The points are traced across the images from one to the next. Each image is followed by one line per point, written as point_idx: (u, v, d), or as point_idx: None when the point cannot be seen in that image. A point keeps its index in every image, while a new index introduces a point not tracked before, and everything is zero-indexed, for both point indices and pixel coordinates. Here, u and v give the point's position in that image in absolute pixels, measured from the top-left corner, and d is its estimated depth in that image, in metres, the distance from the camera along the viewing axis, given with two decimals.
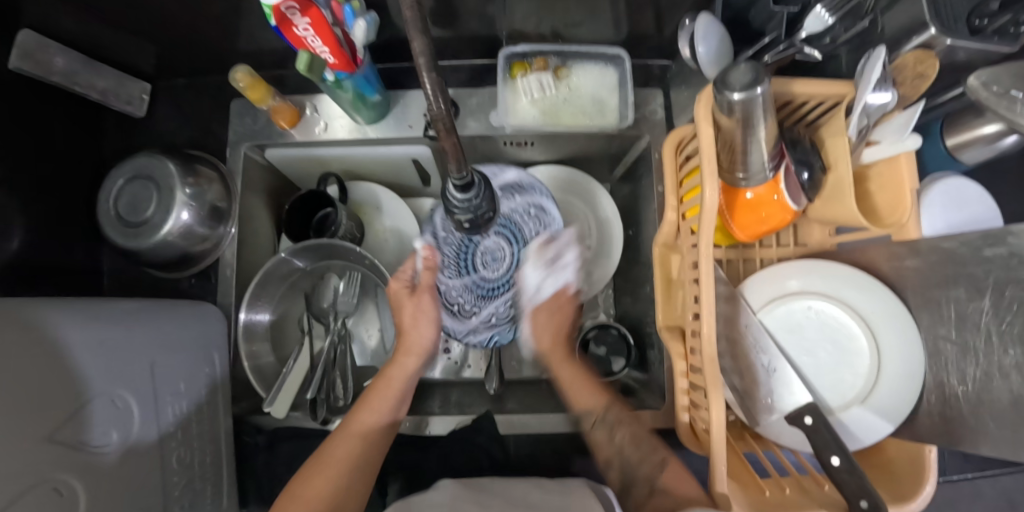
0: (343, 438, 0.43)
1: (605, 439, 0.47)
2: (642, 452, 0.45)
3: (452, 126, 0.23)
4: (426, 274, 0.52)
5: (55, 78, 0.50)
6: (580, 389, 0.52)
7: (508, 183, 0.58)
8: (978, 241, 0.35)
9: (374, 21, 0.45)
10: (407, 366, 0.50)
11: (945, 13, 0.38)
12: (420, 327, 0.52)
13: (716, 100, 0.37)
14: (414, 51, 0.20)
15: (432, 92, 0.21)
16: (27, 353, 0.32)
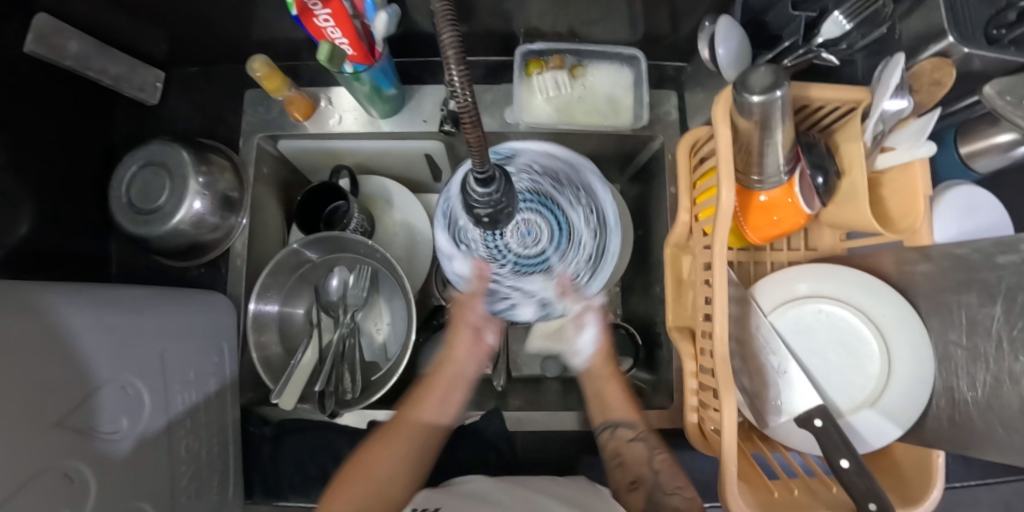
0: (401, 424, 0.47)
1: (640, 455, 0.47)
2: (675, 480, 0.44)
3: (478, 121, 0.19)
4: (477, 282, 0.52)
5: (68, 63, 0.50)
6: (615, 394, 0.52)
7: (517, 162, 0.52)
8: (991, 247, 0.36)
9: (394, 14, 0.44)
10: (461, 364, 0.53)
11: (962, 22, 0.39)
12: (469, 330, 0.54)
13: (734, 101, 0.38)
14: (441, 37, 0.17)
15: (460, 81, 0.18)
16: (39, 337, 0.32)
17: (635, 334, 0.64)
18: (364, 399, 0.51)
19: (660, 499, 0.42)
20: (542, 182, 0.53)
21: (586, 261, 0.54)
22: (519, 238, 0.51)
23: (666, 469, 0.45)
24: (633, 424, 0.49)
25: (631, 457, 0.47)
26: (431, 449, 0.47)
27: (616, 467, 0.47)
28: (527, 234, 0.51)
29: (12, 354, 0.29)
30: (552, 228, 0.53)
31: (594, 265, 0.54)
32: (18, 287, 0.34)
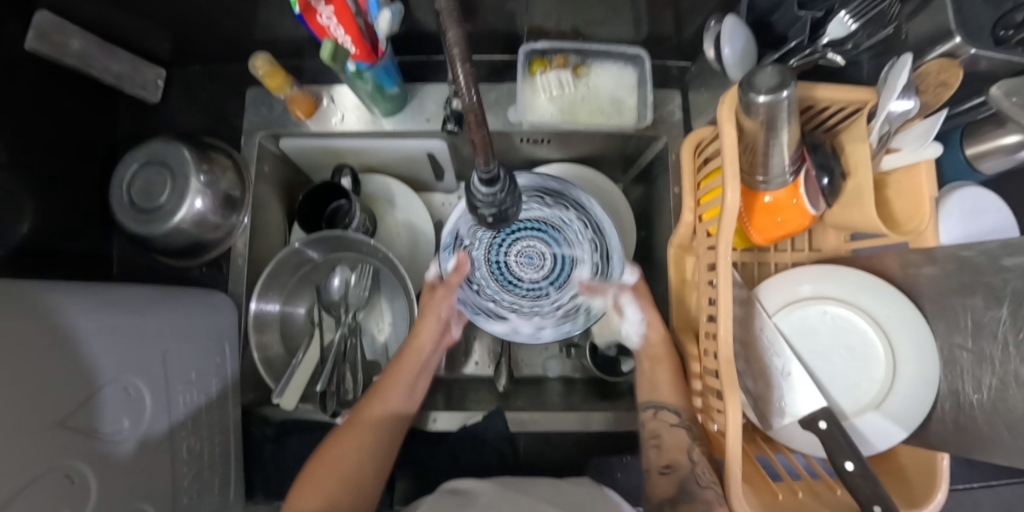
0: (363, 417, 0.46)
1: (680, 444, 0.46)
2: (712, 471, 0.42)
3: (484, 120, 0.21)
4: (455, 276, 0.53)
5: (70, 61, 0.49)
6: (665, 376, 0.50)
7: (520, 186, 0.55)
8: (998, 250, 0.35)
9: (399, 12, 0.43)
10: (420, 351, 0.52)
11: (969, 23, 0.38)
12: (432, 316, 0.53)
13: (739, 101, 0.37)
14: (449, 42, 0.20)
15: (464, 84, 0.20)
16: (40, 336, 0.32)
17: None
18: None
19: (692, 491, 0.42)
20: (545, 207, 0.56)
21: (592, 276, 0.56)
22: (519, 259, 0.58)
23: (703, 460, 0.44)
24: (679, 409, 0.48)
25: (668, 442, 0.47)
26: (395, 436, 0.47)
27: (653, 448, 0.48)
28: (527, 261, 0.58)
29: (13, 354, 0.29)
30: (551, 254, 0.58)
31: (604, 265, 0.56)
32: (17, 287, 0.33)
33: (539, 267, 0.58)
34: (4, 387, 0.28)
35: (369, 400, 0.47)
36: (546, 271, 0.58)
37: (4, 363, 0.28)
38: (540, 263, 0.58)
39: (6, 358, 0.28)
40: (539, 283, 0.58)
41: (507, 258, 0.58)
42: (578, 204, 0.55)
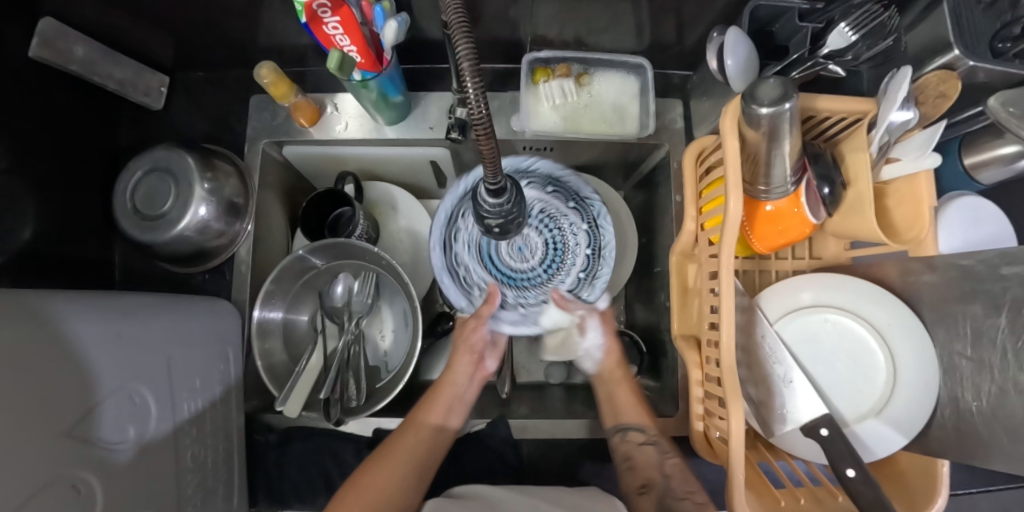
0: (406, 435, 0.48)
1: (650, 461, 0.48)
2: (686, 485, 0.45)
3: (492, 131, 0.22)
4: (485, 309, 0.55)
5: (73, 67, 0.50)
6: (626, 401, 0.53)
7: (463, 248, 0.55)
8: (997, 259, 0.36)
9: (405, 22, 0.43)
10: (455, 383, 0.54)
11: (967, 34, 0.39)
12: (468, 351, 0.55)
13: (742, 112, 0.38)
14: (459, 57, 0.20)
15: (474, 97, 0.21)
16: (42, 348, 0.31)
17: (640, 342, 0.64)
18: (367, 408, 0.52)
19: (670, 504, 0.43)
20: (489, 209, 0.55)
21: (584, 267, 0.57)
22: (506, 252, 0.56)
23: (677, 475, 0.46)
24: (643, 427, 0.51)
25: (641, 461, 0.48)
26: (433, 459, 0.47)
27: (626, 470, 0.49)
28: (520, 249, 0.57)
29: (16, 366, 0.29)
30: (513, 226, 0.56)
31: (588, 279, 0.57)
32: (21, 297, 0.33)
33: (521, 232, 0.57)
34: (7, 399, 0.28)
35: (411, 422, 0.50)
36: (547, 238, 0.58)
37: (7, 374, 0.28)
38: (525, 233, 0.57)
39: (10, 370, 0.28)
40: (546, 240, 0.58)
41: (535, 261, 0.58)
42: (580, 195, 0.56)
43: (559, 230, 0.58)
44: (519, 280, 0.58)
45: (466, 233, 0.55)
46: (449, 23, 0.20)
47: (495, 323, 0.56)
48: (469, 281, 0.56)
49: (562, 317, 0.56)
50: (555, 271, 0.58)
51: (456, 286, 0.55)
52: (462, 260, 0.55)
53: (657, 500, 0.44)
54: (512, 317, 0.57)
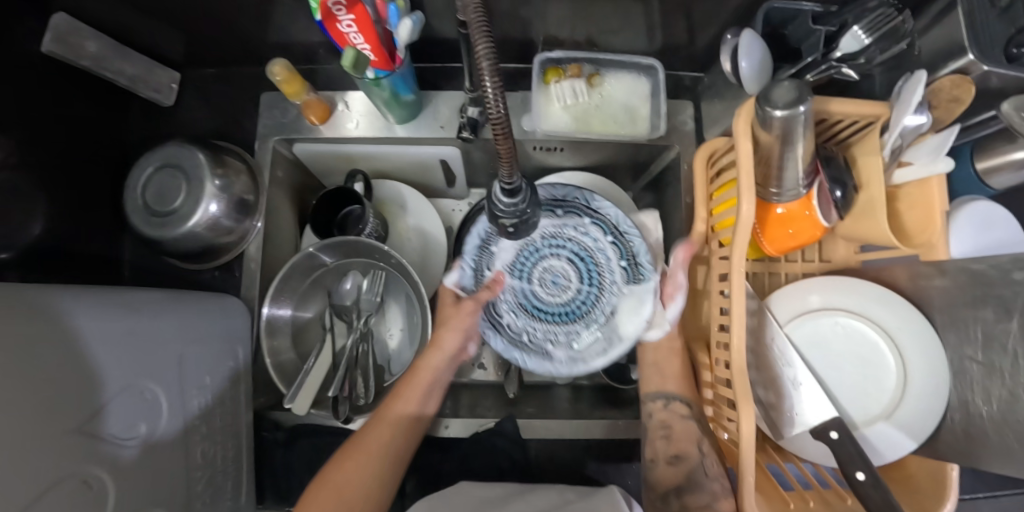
0: (379, 426, 0.44)
1: (689, 435, 0.47)
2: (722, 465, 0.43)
3: (510, 130, 0.22)
4: (487, 295, 0.51)
5: (85, 63, 0.50)
6: (672, 367, 0.52)
7: (507, 309, 0.54)
8: (1008, 264, 0.36)
9: (419, 21, 0.43)
10: (433, 364, 0.49)
11: (983, 39, 0.39)
12: (451, 328, 0.50)
13: (755, 114, 0.38)
14: (479, 54, 0.20)
15: (493, 97, 0.21)
16: (51, 344, 0.31)
17: None
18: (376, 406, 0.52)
19: (700, 480, 0.43)
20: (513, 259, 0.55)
21: (622, 258, 0.53)
22: (541, 290, 0.55)
23: (712, 451, 0.45)
24: (686, 400, 0.50)
25: (679, 432, 0.48)
26: (405, 452, 0.44)
27: (661, 438, 0.48)
28: (554, 282, 0.55)
29: (23, 363, 0.29)
30: (535, 262, 0.55)
31: (633, 266, 0.53)
32: (33, 292, 0.33)
33: (545, 266, 0.56)
34: (15, 396, 0.27)
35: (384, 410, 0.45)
36: (578, 264, 0.55)
37: (15, 371, 0.28)
38: (551, 264, 0.55)
39: (18, 367, 0.28)
40: (575, 261, 0.55)
41: (575, 283, 0.55)
42: (591, 207, 0.54)
43: (579, 244, 0.55)
44: (572, 309, 0.55)
45: (505, 301, 0.54)
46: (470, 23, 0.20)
47: (586, 362, 0.51)
48: (537, 341, 0.53)
49: (630, 308, 0.52)
50: (597, 280, 0.54)
51: (530, 354, 0.52)
52: (511, 322, 0.54)
53: (689, 475, 0.44)
54: (597, 347, 0.52)
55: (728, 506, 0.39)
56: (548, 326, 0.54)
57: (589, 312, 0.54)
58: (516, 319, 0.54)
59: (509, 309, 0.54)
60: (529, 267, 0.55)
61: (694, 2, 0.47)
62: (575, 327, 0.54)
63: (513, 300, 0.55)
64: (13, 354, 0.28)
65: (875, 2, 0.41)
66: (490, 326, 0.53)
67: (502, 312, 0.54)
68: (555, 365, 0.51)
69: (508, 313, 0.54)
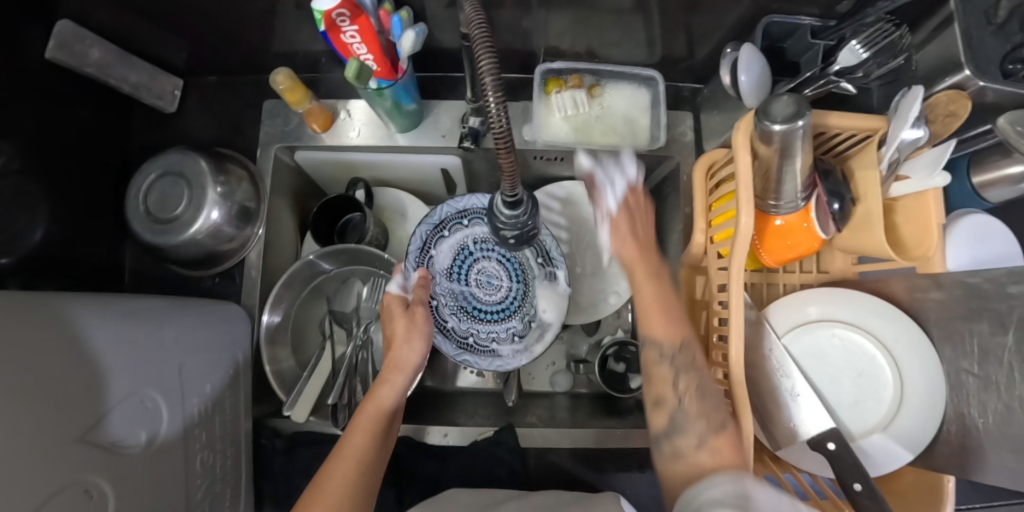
0: (347, 451, 0.38)
1: (662, 377, 0.39)
2: (702, 405, 0.37)
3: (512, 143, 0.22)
4: (421, 291, 0.51)
5: (89, 70, 0.50)
6: (657, 316, 0.41)
7: (450, 314, 0.58)
8: (1004, 278, 0.36)
9: (423, 32, 0.43)
10: (397, 384, 0.44)
11: (979, 54, 0.39)
12: (411, 343, 0.46)
13: (754, 128, 0.38)
14: (482, 70, 0.21)
15: (495, 111, 0.22)
16: (50, 354, 0.31)
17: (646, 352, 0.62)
18: None
19: (680, 423, 0.37)
20: (450, 266, 0.59)
21: (539, 252, 0.58)
22: (479, 292, 0.60)
23: (692, 397, 0.38)
24: (665, 340, 0.39)
25: (653, 377, 0.40)
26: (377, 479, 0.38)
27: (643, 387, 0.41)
28: (488, 282, 0.60)
29: (21, 375, 0.29)
30: (470, 266, 0.60)
31: (548, 262, 0.58)
32: (30, 300, 0.34)
33: (478, 270, 0.60)
34: (15, 406, 0.27)
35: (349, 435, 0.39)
36: (506, 263, 0.60)
37: (15, 382, 0.28)
38: (484, 267, 0.60)
39: (17, 377, 0.28)
40: (502, 262, 0.60)
41: (507, 281, 0.59)
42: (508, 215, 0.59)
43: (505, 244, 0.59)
44: (507, 305, 0.59)
45: (446, 305, 0.58)
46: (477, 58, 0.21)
47: (530, 352, 0.56)
48: (482, 340, 0.57)
49: (551, 293, 0.58)
50: (523, 274, 0.59)
51: (478, 354, 0.56)
52: (454, 324, 0.58)
53: (668, 420, 0.38)
54: (535, 334, 0.57)
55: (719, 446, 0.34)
56: (488, 324, 0.58)
57: (519, 308, 0.59)
58: (459, 321, 0.58)
59: (453, 312, 0.58)
60: (464, 271, 0.60)
61: (694, 15, 0.48)
62: (510, 323, 0.59)
63: (453, 303, 0.59)
64: (10, 365, 0.28)
65: (871, 18, 0.42)
66: (437, 331, 0.56)
67: (443, 316, 0.58)
68: (502, 360, 0.56)
69: (452, 316, 0.58)
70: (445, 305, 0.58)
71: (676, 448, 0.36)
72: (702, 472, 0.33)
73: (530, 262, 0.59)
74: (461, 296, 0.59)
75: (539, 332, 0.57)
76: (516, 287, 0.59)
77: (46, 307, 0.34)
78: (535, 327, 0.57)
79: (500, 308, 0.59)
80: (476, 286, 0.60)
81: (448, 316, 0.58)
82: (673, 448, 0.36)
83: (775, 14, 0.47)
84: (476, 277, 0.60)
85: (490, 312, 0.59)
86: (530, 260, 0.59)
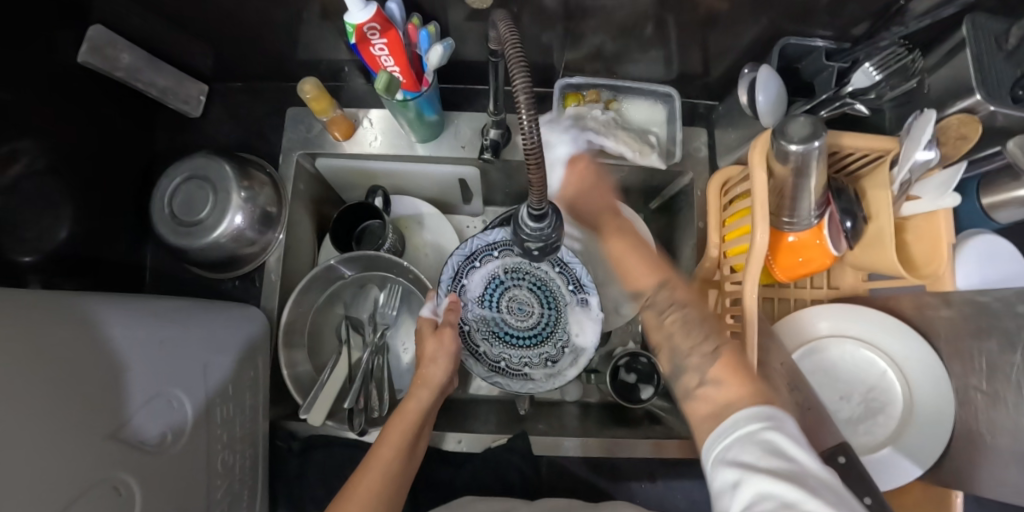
0: (378, 458, 0.41)
1: (667, 328, 0.43)
2: (692, 338, 0.41)
3: (541, 160, 0.23)
4: (450, 314, 0.52)
5: (119, 74, 0.51)
6: (630, 264, 0.50)
7: (483, 340, 0.59)
8: (1013, 297, 0.37)
9: (450, 47, 0.44)
10: (422, 399, 0.47)
11: (989, 79, 0.40)
12: (438, 362, 0.48)
13: (771, 147, 0.40)
14: (517, 88, 0.22)
15: (528, 126, 0.22)
16: (74, 358, 0.32)
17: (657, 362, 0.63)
18: None
19: (680, 363, 0.40)
20: (482, 294, 0.60)
21: (570, 281, 0.59)
22: (510, 318, 0.60)
23: (681, 332, 0.42)
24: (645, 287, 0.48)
25: (649, 323, 0.48)
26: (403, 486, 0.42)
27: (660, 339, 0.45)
28: (519, 308, 0.60)
29: (46, 380, 0.29)
30: (501, 293, 0.61)
31: (581, 289, 0.59)
32: (58, 302, 0.34)
33: (510, 296, 0.61)
34: (42, 411, 0.28)
35: (376, 447, 0.42)
36: (537, 291, 0.61)
37: (40, 386, 0.28)
38: (516, 294, 0.61)
39: (42, 381, 0.28)
40: (534, 289, 0.61)
41: (538, 309, 0.60)
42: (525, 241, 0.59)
43: (537, 272, 0.60)
44: (539, 331, 0.60)
45: (478, 330, 0.59)
46: (512, 78, 0.22)
47: (563, 376, 0.58)
48: (515, 365, 0.59)
49: (586, 318, 0.59)
50: (555, 301, 0.60)
51: (511, 377, 0.58)
52: (485, 351, 0.59)
53: (674, 364, 0.41)
54: (568, 360, 0.59)
55: (715, 372, 0.36)
56: (519, 350, 0.60)
57: (552, 334, 0.60)
58: (491, 347, 0.59)
59: (485, 339, 0.59)
60: (496, 298, 0.60)
61: (710, 34, 0.49)
62: (544, 348, 0.60)
63: (485, 329, 0.60)
64: (36, 369, 0.28)
65: (885, 42, 0.44)
66: (470, 356, 0.58)
67: (475, 342, 0.59)
68: (535, 384, 0.58)
69: (486, 341, 0.59)
70: (480, 332, 0.59)
71: (684, 389, 0.38)
72: (714, 405, 0.34)
73: (562, 290, 0.60)
74: (493, 323, 0.60)
75: (574, 357, 0.58)
76: (549, 314, 0.60)
77: (70, 311, 0.35)
78: (568, 351, 0.59)
79: (533, 333, 0.60)
80: (509, 313, 0.60)
81: (482, 341, 0.59)
82: (681, 388, 0.38)
83: (791, 37, 0.48)
84: (509, 304, 0.60)
85: (523, 338, 0.60)
86: (563, 288, 0.60)
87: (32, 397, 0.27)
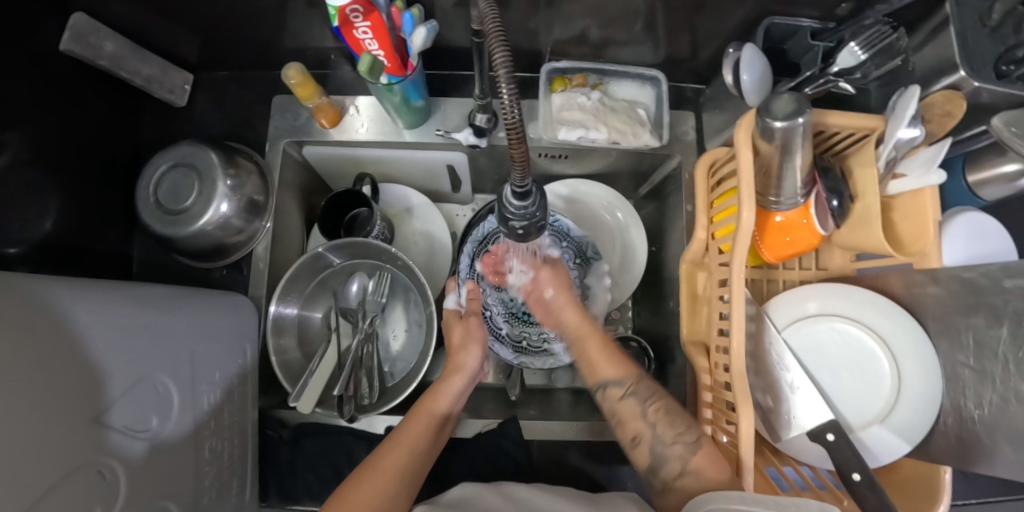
0: (400, 438, 0.41)
1: (634, 412, 0.45)
2: (674, 427, 0.43)
3: (523, 135, 0.24)
4: (474, 302, 0.54)
5: (103, 62, 0.51)
6: (599, 358, 0.50)
7: (505, 321, 0.62)
8: (998, 272, 0.37)
9: (433, 29, 0.44)
10: (455, 383, 0.48)
11: (974, 55, 0.40)
12: (468, 348, 0.50)
13: (756, 124, 0.39)
14: (497, 64, 0.22)
15: (508, 103, 0.22)
16: (59, 342, 0.31)
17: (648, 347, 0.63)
18: (382, 405, 0.53)
19: (661, 451, 0.42)
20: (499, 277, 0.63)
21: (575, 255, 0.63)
22: None
23: (660, 419, 0.44)
24: (622, 379, 0.48)
25: (625, 414, 0.45)
26: (427, 465, 0.42)
27: (616, 426, 0.46)
28: None
29: (31, 362, 0.29)
30: None
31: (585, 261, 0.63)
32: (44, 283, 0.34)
33: None
34: (24, 392, 0.27)
35: (406, 425, 0.43)
36: None
37: (19, 372, 0.28)
38: None
39: (27, 362, 0.28)
40: None
41: None
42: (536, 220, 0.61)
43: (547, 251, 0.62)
44: None
45: (498, 313, 0.62)
46: (492, 53, 0.22)
47: None
48: (534, 342, 0.61)
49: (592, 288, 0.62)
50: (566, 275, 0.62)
51: (533, 355, 0.60)
52: (508, 330, 0.62)
53: (649, 453, 0.43)
54: None
55: (699, 463, 0.39)
56: (537, 327, 0.62)
57: None
58: (511, 328, 0.62)
59: (507, 317, 0.62)
60: None
61: (696, 16, 0.49)
62: None
63: (504, 311, 0.62)
64: (16, 354, 0.28)
65: (870, 20, 0.45)
66: (493, 339, 0.61)
67: (497, 324, 0.62)
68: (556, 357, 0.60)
69: (507, 322, 0.62)
70: (501, 314, 0.62)
71: (662, 480, 0.41)
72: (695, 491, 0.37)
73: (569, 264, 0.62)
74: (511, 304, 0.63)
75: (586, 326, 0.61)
76: None
77: (56, 293, 0.34)
78: None
79: None
80: None
81: (503, 322, 0.62)
82: (660, 479, 0.41)
83: (776, 17, 0.48)
84: None
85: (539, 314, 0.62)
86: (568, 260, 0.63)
87: (16, 377, 0.27)
